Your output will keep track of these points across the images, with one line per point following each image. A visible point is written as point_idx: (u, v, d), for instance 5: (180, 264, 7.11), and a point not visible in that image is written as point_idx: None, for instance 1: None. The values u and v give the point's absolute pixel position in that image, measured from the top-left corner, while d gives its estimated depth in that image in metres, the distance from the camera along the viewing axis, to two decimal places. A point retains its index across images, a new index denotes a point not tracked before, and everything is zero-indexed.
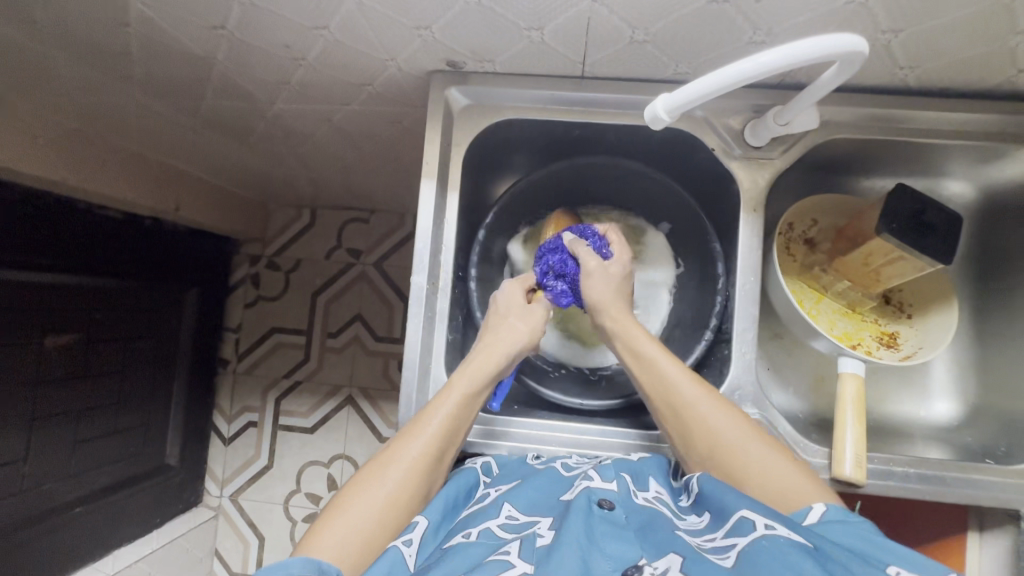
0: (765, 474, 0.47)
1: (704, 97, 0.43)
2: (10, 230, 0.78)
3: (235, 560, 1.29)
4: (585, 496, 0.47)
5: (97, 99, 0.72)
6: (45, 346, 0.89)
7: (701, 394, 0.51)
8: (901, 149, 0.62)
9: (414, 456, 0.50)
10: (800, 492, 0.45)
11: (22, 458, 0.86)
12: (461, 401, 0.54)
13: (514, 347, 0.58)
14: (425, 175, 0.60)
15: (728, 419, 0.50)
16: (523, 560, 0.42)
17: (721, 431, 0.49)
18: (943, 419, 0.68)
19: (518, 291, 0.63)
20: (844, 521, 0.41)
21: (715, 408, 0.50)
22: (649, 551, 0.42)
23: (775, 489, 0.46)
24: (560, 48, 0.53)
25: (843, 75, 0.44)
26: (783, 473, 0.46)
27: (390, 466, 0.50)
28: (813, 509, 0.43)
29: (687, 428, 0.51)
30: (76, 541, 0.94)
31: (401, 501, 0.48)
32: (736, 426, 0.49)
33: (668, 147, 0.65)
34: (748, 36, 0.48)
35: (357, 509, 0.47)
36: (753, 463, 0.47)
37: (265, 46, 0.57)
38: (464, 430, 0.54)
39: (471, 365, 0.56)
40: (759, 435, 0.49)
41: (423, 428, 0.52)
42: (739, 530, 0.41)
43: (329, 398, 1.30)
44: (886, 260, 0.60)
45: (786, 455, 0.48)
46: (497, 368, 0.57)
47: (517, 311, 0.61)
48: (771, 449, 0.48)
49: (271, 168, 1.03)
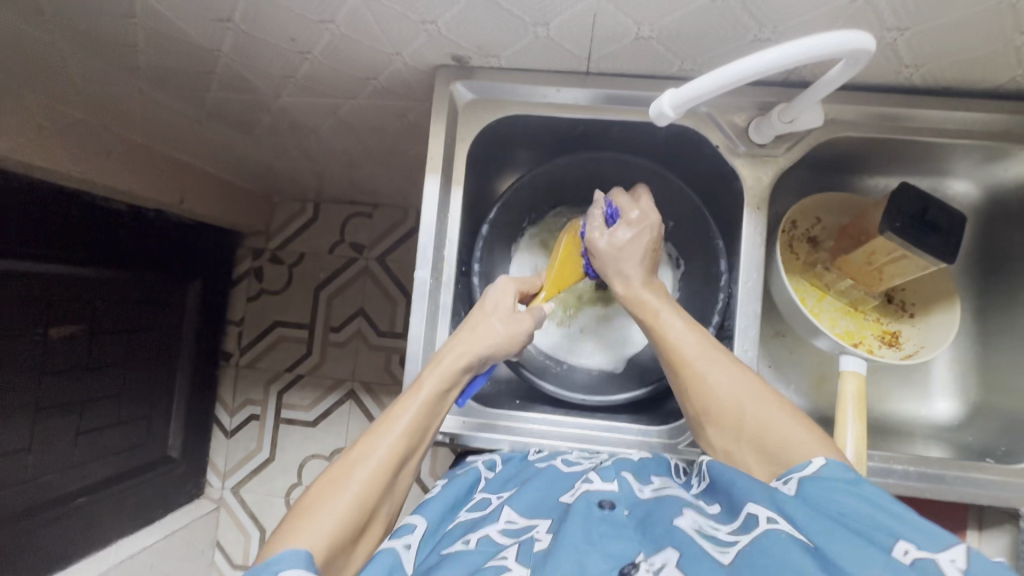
0: (763, 429, 0.46)
1: (710, 93, 0.43)
2: (15, 221, 0.79)
3: (236, 551, 1.30)
4: (584, 500, 0.48)
5: (102, 90, 0.72)
6: (49, 337, 0.89)
7: (705, 351, 0.51)
8: (906, 148, 0.62)
9: (377, 458, 0.49)
10: (798, 447, 0.45)
11: (26, 447, 0.86)
12: (428, 399, 0.53)
13: (488, 349, 0.56)
14: (430, 170, 0.60)
15: (728, 373, 0.49)
16: (520, 564, 0.43)
17: (723, 385, 0.49)
18: (944, 419, 0.68)
19: (510, 292, 0.59)
20: (843, 482, 0.41)
21: (716, 364, 0.50)
22: (647, 546, 0.43)
23: (772, 444, 0.46)
24: (565, 44, 0.53)
25: (849, 73, 0.43)
26: (783, 426, 0.46)
27: (355, 467, 0.49)
28: (812, 462, 0.43)
29: (688, 386, 0.51)
30: (79, 531, 0.95)
31: (366, 501, 0.47)
32: (738, 379, 0.49)
33: (672, 143, 0.65)
34: (754, 33, 0.48)
35: (323, 510, 0.46)
36: (753, 419, 0.47)
37: (271, 39, 0.57)
38: (429, 432, 0.54)
39: (440, 363, 0.55)
40: (760, 387, 0.49)
41: (390, 428, 0.51)
42: (745, 526, 0.40)
43: (331, 391, 1.30)
44: (888, 259, 0.60)
45: (787, 406, 0.48)
46: (467, 366, 0.55)
47: (503, 313, 0.58)
48: (771, 404, 0.48)
49: (274, 161, 1.03)
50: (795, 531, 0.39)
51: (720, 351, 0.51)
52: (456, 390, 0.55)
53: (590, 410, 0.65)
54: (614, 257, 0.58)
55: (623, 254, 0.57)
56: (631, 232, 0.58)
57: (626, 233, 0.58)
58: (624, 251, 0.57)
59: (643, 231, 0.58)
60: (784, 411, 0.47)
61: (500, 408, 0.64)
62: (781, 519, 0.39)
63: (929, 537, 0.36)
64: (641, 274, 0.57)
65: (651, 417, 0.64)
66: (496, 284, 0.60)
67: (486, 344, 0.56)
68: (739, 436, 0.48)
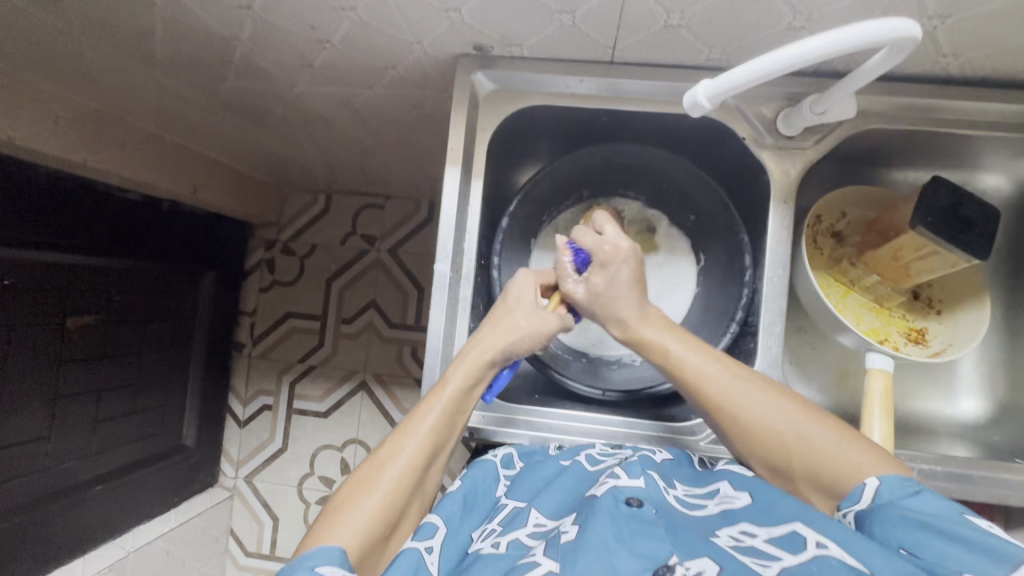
0: (809, 458, 0.46)
1: (747, 82, 0.42)
2: (33, 211, 0.79)
3: (249, 539, 1.32)
4: (612, 496, 0.47)
5: (119, 80, 0.71)
6: (67, 326, 0.90)
7: (731, 383, 0.50)
8: (939, 140, 0.60)
9: (408, 454, 0.49)
10: (849, 470, 0.45)
11: (45, 435, 0.87)
12: (457, 395, 0.53)
13: (511, 345, 0.55)
14: (449, 161, 0.59)
15: (759, 404, 0.49)
16: (548, 557, 0.43)
17: (758, 421, 0.49)
18: (969, 417, 0.67)
19: (533, 285, 0.58)
20: (902, 507, 0.42)
21: (747, 398, 0.50)
22: (680, 549, 0.42)
23: (823, 472, 0.46)
24: (589, 32, 0.52)
25: (888, 63, 0.42)
26: (830, 452, 0.46)
27: (386, 464, 0.49)
28: (867, 486, 0.43)
29: (722, 424, 0.51)
30: (98, 518, 0.96)
31: (398, 498, 0.48)
32: (772, 410, 0.49)
33: (697, 134, 0.64)
34: (788, 21, 0.47)
35: (356, 507, 0.46)
36: (797, 448, 0.47)
37: (289, 26, 0.56)
38: (460, 426, 0.54)
39: (465, 359, 0.54)
40: (797, 413, 0.49)
41: (419, 425, 0.51)
42: (789, 544, 0.40)
43: (343, 382, 1.31)
44: (916, 256, 0.59)
45: (829, 424, 0.48)
46: (492, 361, 0.55)
47: (526, 307, 0.57)
48: (812, 429, 0.47)
49: (287, 152, 1.03)
50: (847, 557, 0.38)
51: (749, 380, 0.51)
52: (482, 385, 0.55)
53: (610, 406, 0.65)
54: (601, 301, 0.56)
55: (612, 294, 0.55)
56: (607, 274, 0.55)
57: (601, 278, 0.56)
58: (604, 293, 0.56)
59: (618, 268, 0.55)
60: (822, 426, 0.47)
61: (518, 403, 0.64)
62: (833, 547, 0.39)
63: (996, 558, 0.37)
64: (633, 311, 0.55)
65: (672, 413, 0.64)
66: (518, 277, 0.59)
67: (510, 340, 0.55)
68: (787, 467, 0.48)
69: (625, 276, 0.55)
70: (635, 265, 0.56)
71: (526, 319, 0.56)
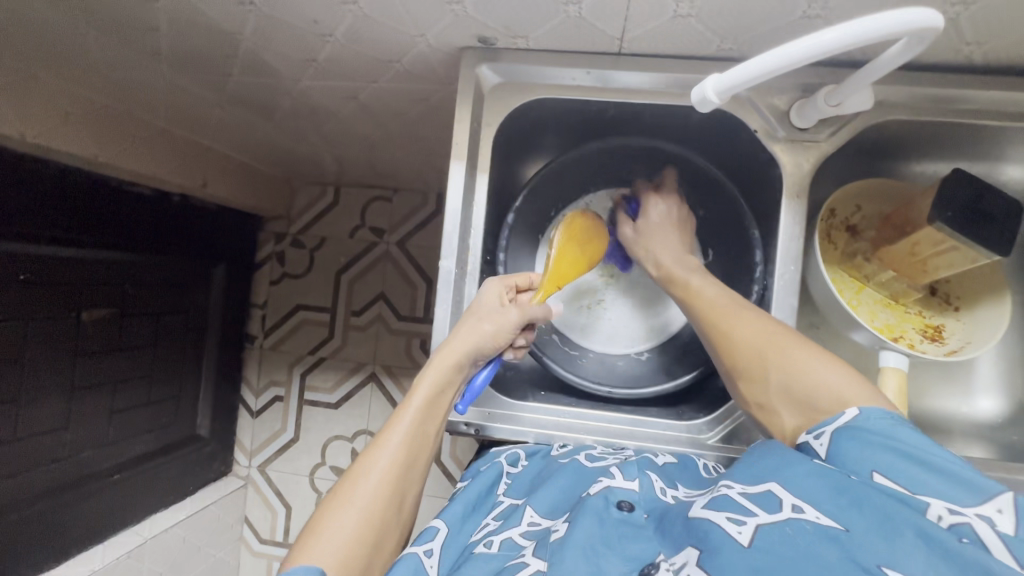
0: (798, 380, 0.47)
1: (755, 80, 0.41)
2: (45, 206, 0.80)
3: (263, 526, 1.35)
4: (602, 497, 0.48)
5: (126, 75, 0.72)
6: (81, 320, 0.91)
7: (726, 304, 0.54)
8: (959, 132, 0.58)
9: (382, 466, 0.50)
10: (831, 398, 0.45)
11: (63, 427, 0.90)
12: (423, 402, 0.53)
13: (478, 348, 0.55)
14: (454, 157, 0.59)
15: (756, 329, 0.51)
16: (537, 557, 0.43)
17: (750, 339, 0.51)
18: (986, 416, 0.65)
19: (499, 293, 0.57)
20: (881, 435, 0.41)
21: (744, 321, 0.52)
22: (667, 546, 0.42)
23: (798, 391, 0.47)
24: (597, 23, 0.50)
25: (911, 52, 0.40)
26: (812, 376, 0.47)
27: (361, 480, 0.49)
28: (845, 413, 0.44)
29: (714, 341, 0.53)
30: (115, 506, 0.99)
31: (377, 513, 0.47)
32: (759, 332, 0.51)
33: (707, 128, 0.63)
34: (802, 9, 0.45)
35: (333, 526, 0.46)
36: (777, 365, 0.48)
37: (292, 21, 0.56)
38: (432, 434, 0.54)
39: (432, 366, 0.55)
40: (785, 336, 0.50)
41: (388, 440, 0.51)
42: (765, 503, 0.39)
43: (353, 374, 1.32)
44: (934, 250, 0.57)
45: (817, 353, 0.48)
46: (460, 365, 0.55)
47: (490, 313, 0.56)
48: (796, 353, 0.48)
49: (295, 145, 1.02)
50: (822, 519, 0.37)
51: (744, 304, 0.53)
52: (451, 391, 0.56)
53: (616, 402, 0.64)
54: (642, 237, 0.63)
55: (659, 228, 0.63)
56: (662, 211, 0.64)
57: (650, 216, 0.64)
58: (645, 230, 0.63)
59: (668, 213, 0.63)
60: (810, 355, 0.48)
61: (523, 401, 0.63)
62: (808, 511, 0.38)
63: (969, 487, 0.37)
64: (663, 248, 0.61)
65: (681, 411, 0.63)
66: (486, 285, 0.58)
67: (475, 343, 0.55)
68: (766, 383, 0.49)
69: (670, 219, 0.63)
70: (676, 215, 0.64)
71: (491, 324, 0.55)
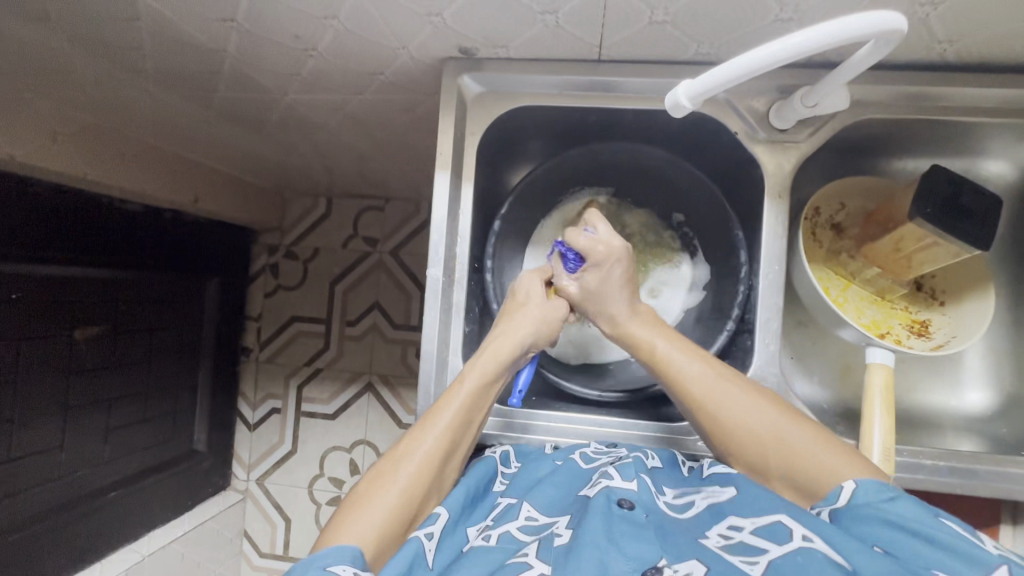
0: (789, 455, 0.47)
1: (728, 82, 0.42)
2: (37, 225, 0.80)
3: (263, 540, 1.34)
4: (604, 496, 0.48)
5: (113, 93, 0.72)
6: (74, 338, 0.91)
7: (711, 383, 0.52)
8: (937, 129, 0.59)
9: (423, 451, 0.50)
10: (826, 470, 0.45)
11: (58, 446, 0.89)
12: (472, 392, 0.53)
13: (529, 336, 0.57)
14: (439, 167, 0.59)
15: (744, 405, 0.50)
16: (540, 559, 0.43)
17: (739, 421, 0.50)
18: (976, 410, 0.65)
19: (537, 283, 0.61)
20: (876, 507, 0.42)
21: (731, 398, 0.50)
22: (669, 554, 0.43)
23: (800, 469, 0.47)
24: (575, 31, 0.51)
25: (880, 53, 0.41)
26: (806, 450, 0.47)
27: (402, 461, 0.49)
28: (844, 488, 0.44)
29: (699, 419, 0.52)
30: (113, 523, 0.98)
31: (414, 495, 0.48)
32: (749, 408, 0.50)
33: (689, 133, 0.64)
34: (776, 13, 0.46)
35: (371, 505, 0.46)
36: (772, 446, 0.48)
37: (274, 36, 0.56)
38: (476, 423, 0.54)
39: (482, 356, 0.55)
40: (774, 413, 0.49)
41: (434, 422, 0.52)
42: (775, 535, 0.41)
43: (349, 385, 1.32)
44: (917, 246, 0.58)
45: (807, 425, 0.48)
46: (512, 355, 0.56)
47: (538, 301, 0.60)
48: (789, 429, 0.48)
49: (284, 157, 1.03)
50: (830, 550, 0.39)
51: (726, 376, 0.52)
52: (499, 383, 0.56)
53: (606, 405, 0.65)
54: (590, 298, 0.59)
55: (601, 296, 0.58)
56: (601, 273, 0.58)
57: (593, 278, 0.58)
58: (594, 293, 0.58)
59: (609, 271, 0.57)
60: (802, 431, 0.48)
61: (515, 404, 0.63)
62: (817, 540, 0.39)
63: (969, 561, 0.38)
64: (624, 309, 0.57)
65: (669, 412, 0.64)
66: (523, 277, 0.62)
67: (528, 334, 0.57)
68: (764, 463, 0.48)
69: (620, 268, 0.57)
70: (624, 265, 0.58)
71: (540, 311, 0.59)
